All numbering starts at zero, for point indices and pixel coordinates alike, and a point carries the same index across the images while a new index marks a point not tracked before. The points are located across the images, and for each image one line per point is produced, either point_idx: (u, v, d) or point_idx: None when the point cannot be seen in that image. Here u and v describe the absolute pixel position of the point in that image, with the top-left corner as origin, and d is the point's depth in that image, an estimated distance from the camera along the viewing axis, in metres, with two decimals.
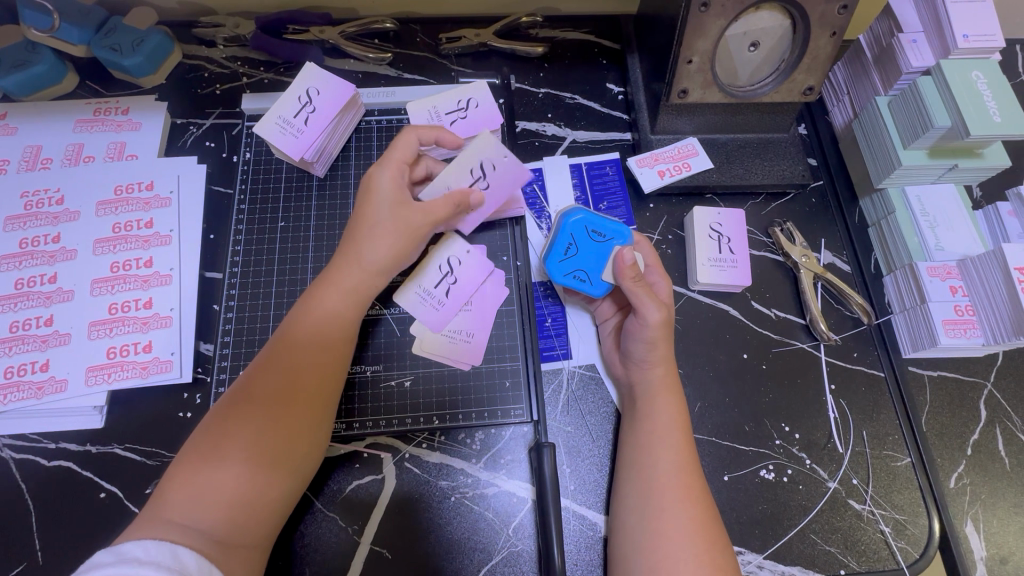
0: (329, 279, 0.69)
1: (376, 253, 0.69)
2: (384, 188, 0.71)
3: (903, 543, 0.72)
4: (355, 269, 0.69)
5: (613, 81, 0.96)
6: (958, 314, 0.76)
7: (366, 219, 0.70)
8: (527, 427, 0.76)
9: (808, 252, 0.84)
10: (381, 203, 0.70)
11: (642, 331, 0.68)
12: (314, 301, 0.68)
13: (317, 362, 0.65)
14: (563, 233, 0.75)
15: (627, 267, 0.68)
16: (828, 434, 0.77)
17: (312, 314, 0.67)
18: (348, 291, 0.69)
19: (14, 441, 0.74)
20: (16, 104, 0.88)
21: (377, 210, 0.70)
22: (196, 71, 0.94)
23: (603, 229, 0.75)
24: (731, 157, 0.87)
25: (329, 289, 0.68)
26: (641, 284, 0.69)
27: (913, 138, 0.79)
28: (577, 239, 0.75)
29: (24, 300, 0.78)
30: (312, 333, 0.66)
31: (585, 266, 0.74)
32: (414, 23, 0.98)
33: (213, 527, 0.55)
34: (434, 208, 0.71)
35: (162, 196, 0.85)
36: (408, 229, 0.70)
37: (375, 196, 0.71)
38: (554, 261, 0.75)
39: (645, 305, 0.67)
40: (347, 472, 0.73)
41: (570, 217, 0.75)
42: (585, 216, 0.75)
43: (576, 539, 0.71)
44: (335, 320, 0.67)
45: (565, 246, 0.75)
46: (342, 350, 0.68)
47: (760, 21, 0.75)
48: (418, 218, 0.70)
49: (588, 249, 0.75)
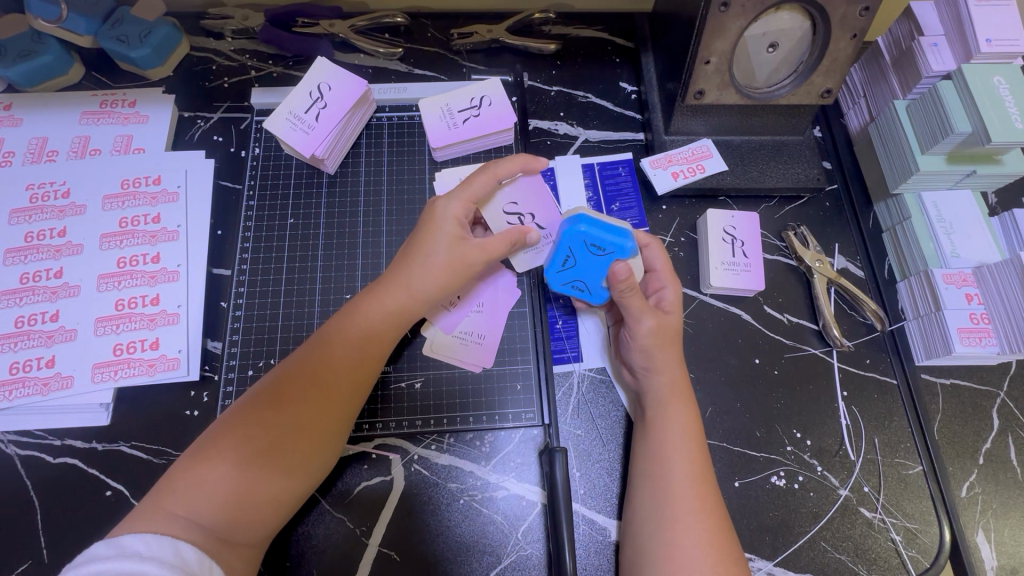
0: (373, 291, 0.69)
1: (423, 285, 0.68)
2: (447, 221, 0.69)
3: (914, 552, 0.72)
4: (399, 291, 0.68)
5: (627, 80, 0.95)
6: (974, 322, 0.76)
7: (421, 251, 0.69)
8: (537, 430, 0.76)
9: (822, 256, 0.83)
10: (444, 237, 0.68)
11: (636, 339, 0.70)
12: (354, 314, 0.67)
13: (348, 377, 0.64)
14: (560, 246, 0.70)
15: (619, 282, 0.66)
16: (840, 441, 0.77)
17: (348, 325, 0.66)
18: (385, 306, 0.68)
19: (18, 437, 0.73)
20: (21, 95, 0.87)
21: (437, 246, 0.68)
22: (204, 64, 0.93)
23: (603, 243, 0.68)
24: (745, 160, 0.86)
25: (369, 305, 0.67)
26: (632, 297, 0.68)
27: (932, 143, 0.78)
28: (576, 253, 0.70)
29: (30, 294, 0.77)
30: (345, 344, 0.65)
31: (584, 276, 0.72)
32: (426, 18, 0.97)
33: (216, 523, 0.54)
34: (492, 245, 0.69)
35: (170, 190, 0.84)
36: (462, 269, 0.69)
37: (435, 228, 0.69)
38: (553, 271, 0.73)
39: (634, 313, 0.69)
40: (355, 472, 0.73)
41: (569, 229, 0.68)
42: (585, 229, 0.68)
43: (586, 544, 0.70)
44: (370, 335, 0.66)
45: (563, 257, 0.71)
46: (373, 368, 0.67)
47: (780, 22, 0.74)
48: (476, 255, 0.69)
49: (588, 263, 0.70)
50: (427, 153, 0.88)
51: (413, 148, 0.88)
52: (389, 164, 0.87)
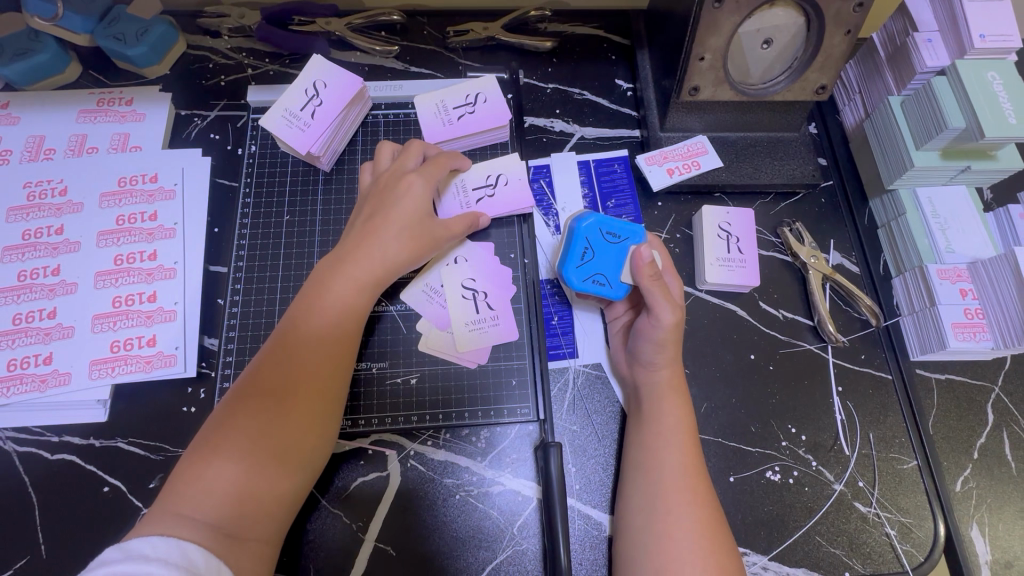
0: (335, 269, 0.69)
1: (388, 253, 0.71)
2: (410, 194, 0.73)
3: (908, 546, 0.72)
4: (365, 265, 0.70)
5: (622, 77, 0.95)
6: (968, 317, 0.76)
7: (383, 221, 0.72)
8: (532, 426, 0.76)
9: (817, 252, 0.83)
10: (406, 206, 0.72)
11: (654, 332, 0.68)
12: (320, 295, 0.68)
13: (321, 356, 0.64)
14: (576, 239, 0.74)
15: (645, 265, 0.69)
16: (835, 436, 0.77)
17: (316, 305, 0.67)
18: (354, 283, 0.69)
19: (17, 433, 0.73)
20: (18, 93, 0.87)
21: (399, 214, 0.72)
22: (201, 62, 0.93)
23: (617, 230, 0.74)
24: (741, 156, 0.86)
25: (335, 283, 0.68)
26: (659, 283, 0.69)
27: (926, 139, 0.78)
28: (593, 243, 0.74)
29: (27, 291, 0.78)
30: (317, 324, 0.66)
31: (603, 269, 0.73)
32: (422, 16, 0.97)
33: (222, 520, 0.55)
34: (453, 221, 0.75)
35: (167, 188, 0.84)
36: (428, 238, 0.73)
37: (395, 202, 0.72)
38: (571, 267, 0.73)
39: (660, 302, 0.68)
40: (352, 468, 0.73)
41: (583, 222, 0.74)
42: (597, 219, 0.74)
43: (581, 538, 0.71)
44: (341, 312, 0.67)
45: (580, 250, 0.74)
46: (348, 347, 0.67)
47: (774, 18, 0.74)
48: (439, 229, 0.74)
49: (606, 252, 0.73)
50: None
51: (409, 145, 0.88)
52: None
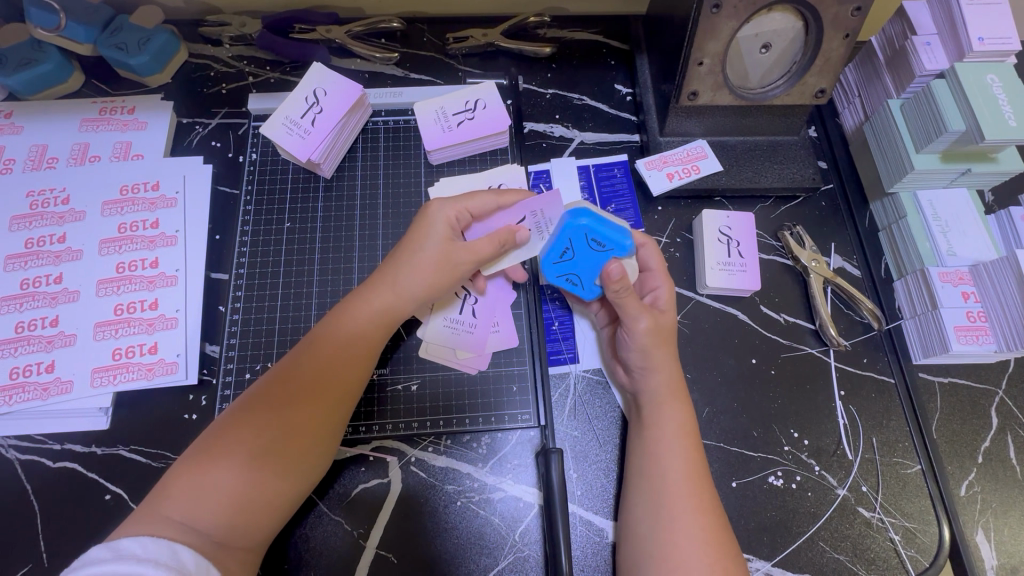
0: (362, 294, 0.70)
1: (412, 282, 0.70)
2: (438, 221, 0.71)
3: (913, 551, 0.72)
4: (387, 291, 0.69)
5: (622, 82, 0.95)
6: (971, 320, 0.75)
7: (411, 250, 0.70)
8: (534, 432, 0.76)
9: (819, 256, 0.83)
10: (430, 237, 0.70)
11: (630, 340, 0.69)
12: (340, 316, 0.68)
13: (334, 377, 0.65)
14: (562, 236, 0.70)
15: (614, 282, 0.65)
16: (838, 441, 0.76)
17: (341, 328, 0.67)
18: (376, 310, 0.69)
19: (18, 441, 0.73)
20: (21, 103, 0.88)
21: (425, 242, 0.71)
22: (202, 71, 0.94)
23: (603, 239, 0.69)
24: (740, 160, 0.86)
25: (360, 306, 0.69)
26: (625, 295, 0.66)
27: (927, 142, 0.78)
28: (576, 245, 0.70)
29: (30, 300, 0.78)
30: (338, 345, 0.66)
31: (579, 271, 0.72)
32: (422, 23, 0.97)
33: (213, 528, 0.55)
34: (480, 248, 0.70)
35: (168, 196, 0.84)
36: (452, 269, 0.70)
37: (427, 227, 0.71)
38: (548, 263, 0.72)
39: (628, 313, 0.67)
40: (353, 475, 0.73)
41: (573, 220, 0.68)
42: (588, 222, 0.68)
43: (583, 545, 0.70)
44: (364, 335, 0.68)
45: (563, 247, 0.70)
46: (362, 368, 0.67)
47: (772, 23, 0.74)
48: (462, 257, 0.70)
49: (587, 256, 0.70)
50: (422, 157, 0.88)
51: (409, 152, 0.88)
52: (385, 167, 0.87)
